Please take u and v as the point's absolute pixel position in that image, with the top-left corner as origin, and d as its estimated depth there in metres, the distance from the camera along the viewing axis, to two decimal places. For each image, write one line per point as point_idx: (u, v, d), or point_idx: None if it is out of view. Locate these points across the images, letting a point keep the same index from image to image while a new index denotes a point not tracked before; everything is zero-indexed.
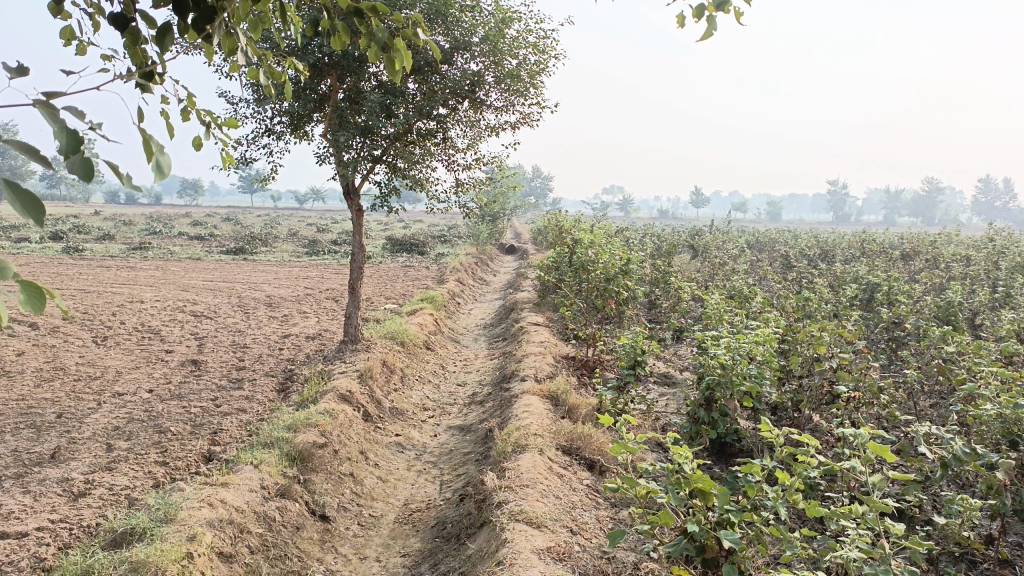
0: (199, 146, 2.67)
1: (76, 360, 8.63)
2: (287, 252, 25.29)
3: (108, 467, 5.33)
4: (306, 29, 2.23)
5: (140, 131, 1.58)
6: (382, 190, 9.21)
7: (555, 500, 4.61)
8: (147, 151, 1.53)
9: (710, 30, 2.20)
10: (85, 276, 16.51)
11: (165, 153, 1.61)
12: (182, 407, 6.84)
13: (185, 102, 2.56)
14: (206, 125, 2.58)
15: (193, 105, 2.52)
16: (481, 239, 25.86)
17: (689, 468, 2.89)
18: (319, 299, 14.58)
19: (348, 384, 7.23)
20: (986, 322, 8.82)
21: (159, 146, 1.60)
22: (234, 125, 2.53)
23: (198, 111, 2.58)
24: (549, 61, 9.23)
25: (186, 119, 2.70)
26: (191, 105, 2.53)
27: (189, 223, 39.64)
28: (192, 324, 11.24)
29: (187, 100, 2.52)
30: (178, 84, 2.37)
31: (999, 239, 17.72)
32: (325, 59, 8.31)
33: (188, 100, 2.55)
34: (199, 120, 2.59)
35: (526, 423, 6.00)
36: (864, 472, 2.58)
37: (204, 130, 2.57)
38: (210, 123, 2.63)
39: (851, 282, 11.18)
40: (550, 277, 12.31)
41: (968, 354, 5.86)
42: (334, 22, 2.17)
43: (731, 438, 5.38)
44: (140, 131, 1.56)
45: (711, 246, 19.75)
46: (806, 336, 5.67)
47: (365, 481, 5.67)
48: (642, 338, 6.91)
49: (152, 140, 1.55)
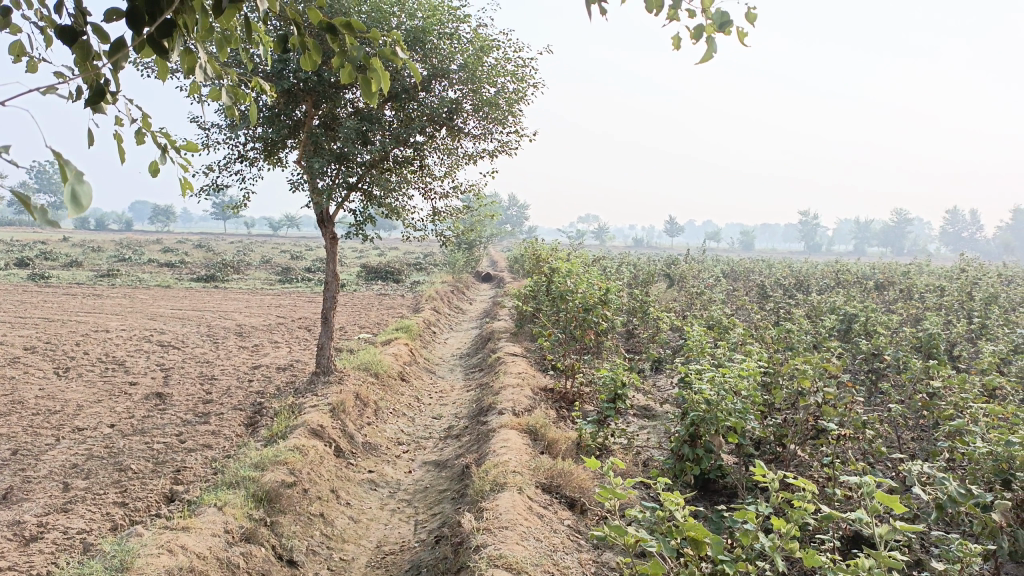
0: (155, 171, 2.51)
1: (35, 392, 8.30)
2: (259, 280, 24.92)
3: (63, 508, 5.05)
4: (274, 45, 2.08)
5: (56, 153, 1.37)
6: (357, 218, 9.05)
7: (536, 542, 4.41)
8: (61, 177, 1.31)
9: (711, 53, 2.06)
10: (48, 304, 16.06)
11: (85, 182, 1.39)
12: (145, 443, 6.55)
13: (139, 122, 2.40)
14: (162, 147, 2.42)
15: (148, 125, 2.36)
16: (457, 267, 25.71)
17: (681, 515, 2.73)
18: (291, 328, 14.29)
19: (319, 418, 6.99)
20: (965, 354, 8.81)
21: (76, 172, 1.38)
22: (194, 149, 2.38)
23: (153, 132, 2.42)
24: (528, 90, 9.17)
25: (141, 141, 2.54)
26: (146, 126, 2.38)
27: (158, 249, 39.08)
28: (159, 354, 10.92)
29: (142, 120, 2.36)
30: (132, 103, 2.20)
31: (970, 270, 17.92)
32: (300, 86, 8.17)
33: (143, 120, 2.39)
34: (155, 142, 2.44)
35: (504, 459, 5.80)
36: (870, 523, 2.42)
37: (160, 153, 2.41)
38: (166, 145, 2.47)
39: (830, 312, 11.16)
40: (527, 306, 12.17)
41: (954, 387, 5.79)
42: (304, 38, 2.03)
43: (716, 475, 5.24)
44: (53, 153, 1.34)
45: (686, 275, 19.77)
46: (790, 370, 5.55)
47: (336, 522, 5.42)
48: (622, 371, 6.76)
49: (66, 164, 1.33)
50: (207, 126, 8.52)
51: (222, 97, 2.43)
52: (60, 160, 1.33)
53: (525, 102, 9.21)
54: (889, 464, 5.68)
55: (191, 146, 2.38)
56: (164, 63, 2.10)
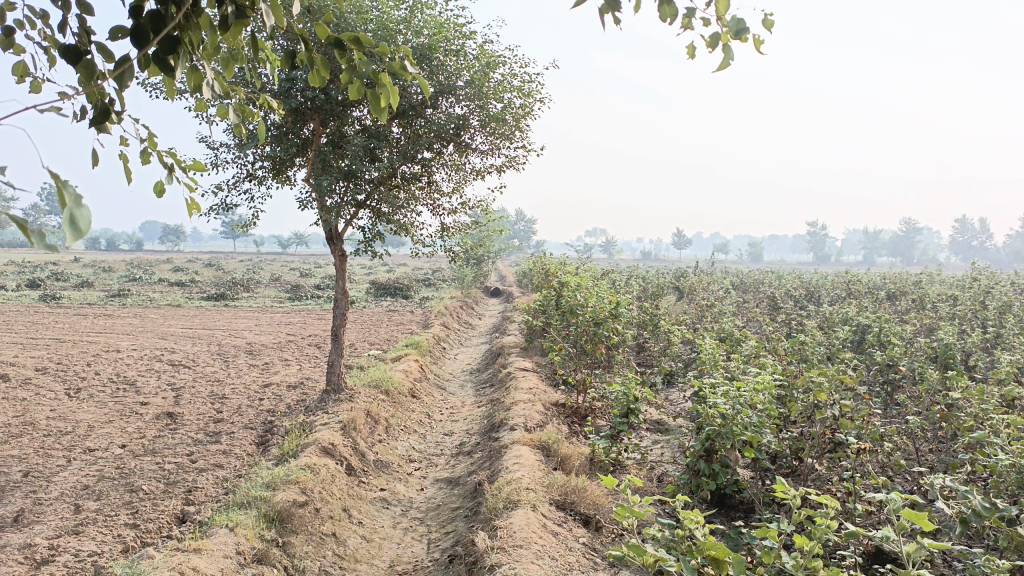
0: (161, 191, 2.49)
1: (47, 414, 8.29)
2: (269, 298, 24.97)
3: (74, 531, 5.02)
4: (281, 62, 2.05)
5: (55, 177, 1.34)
6: (366, 234, 9.05)
7: (552, 561, 4.35)
8: (59, 200, 1.28)
9: (728, 61, 2.04)
10: (59, 324, 16.10)
11: (84, 207, 1.36)
12: (156, 464, 6.52)
13: (145, 142, 2.39)
14: (168, 167, 2.40)
15: (153, 145, 2.35)
16: (466, 283, 25.69)
17: (701, 534, 2.67)
18: (301, 346, 14.28)
19: (330, 436, 6.95)
20: (981, 363, 8.71)
21: (76, 197, 1.34)
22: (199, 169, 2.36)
23: (159, 152, 2.40)
24: (535, 105, 9.18)
25: (147, 161, 2.52)
26: (151, 146, 2.36)
27: (167, 268, 39.25)
28: (169, 374, 10.91)
29: (147, 140, 2.34)
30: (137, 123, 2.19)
31: (982, 279, 17.80)
32: (308, 104, 8.20)
33: (149, 140, 2.38)
34: (160, 162, 2.41)
35: (517, 476, 5.74)
36: (897, 540, 2.37)
37: (166, 173, 2.40)
38: (172, 165, 2.45)
39: (842, 323, 11.08)
40: (537, 320, 12.13)
41: (972, 398, 5.71)
42: (311, 54, 2.01)
43: (731, 489, 5.17)
44: (53, 176, 1.31)
45: (696, 287, 19.70)
46: (805, 382, 5.48)
47: (349, 542, 5.37)
48: (634, 385, 6.69)
49: (65, 188, 1.29)
50: (216, 146, 8.56)
51: (228, 115, 2.42)
52: (60, 183, 1.30)
53: (533, 117, 9.21)
54: (908, 477, 5.59)
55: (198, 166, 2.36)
56: (170, 82, 2.09)
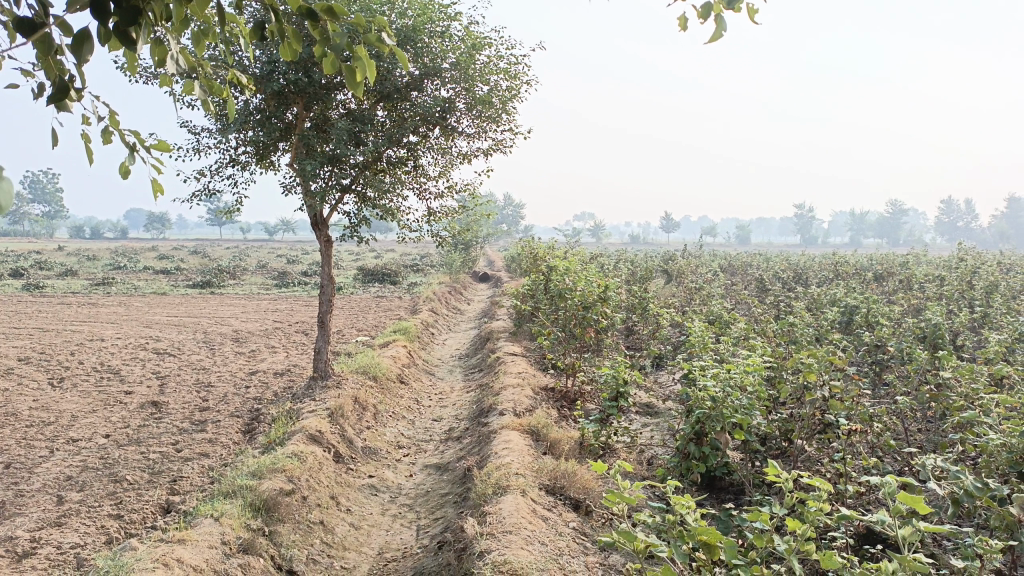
0: (124, 172, 2.39)
1: (29, 404, 8.17)
2: (256, 285, 24.79)
3: (57, 522, 4.93)
4: (249, 34, 1.95)
5: None
6: (351, 220, 8.95)
7: (541, 547, 4.31)
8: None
9: (721, 31, 1.97)
10: (42, 314, 15.91)
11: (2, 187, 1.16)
12: (141, 454, 6.44)
13: (107, 121, 2.28)
14: (131, 147, 2.30)
15: (115, 124, 2.24)
16: (454, 268, 25.52)
17: (693, 519, 2.61)
18: (288, 333, 14.16)
19: (317, 424, 6.88)
20: (968, 343, 8.71)
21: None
22: (164, 149, 2.27)
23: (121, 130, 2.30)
24: (521, 87, 9.08)
25: (109, 141, 2.41)
26: (113, 124, 2.25)
27: (152, 257, 38.93)
28: (154, 362, 10.79)
29: (108, 118, 2.24)
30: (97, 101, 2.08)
31: (968, 259, 17.87)
32: (290, 87, 8.05)
33: (110, 119, 2.27)
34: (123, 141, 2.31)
35: (506, 461, 5.70)
36: (893, 525, 2.32)
37: (128, 152, 2.29)
38: (135, 145, 2.34)
39: (830, 305, 11.07)
40: (525, 305, 12.07)
41: (962, 378, 5.70)
42: (283, 25, 1.92)
43: (722, 472, 5.15)
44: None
45: (684, 270, 19.69)
46: (795, 364, 5.44)
47: (337, 530, 5.31)
48: (624, 369, 6.65)
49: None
50: (197, 131, 8.42)
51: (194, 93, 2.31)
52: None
53: (519, 99, 9.11)
54: (898, 457, 5.58)
55: (162, 146, 2.27)
56: (133, 55, 2.00)
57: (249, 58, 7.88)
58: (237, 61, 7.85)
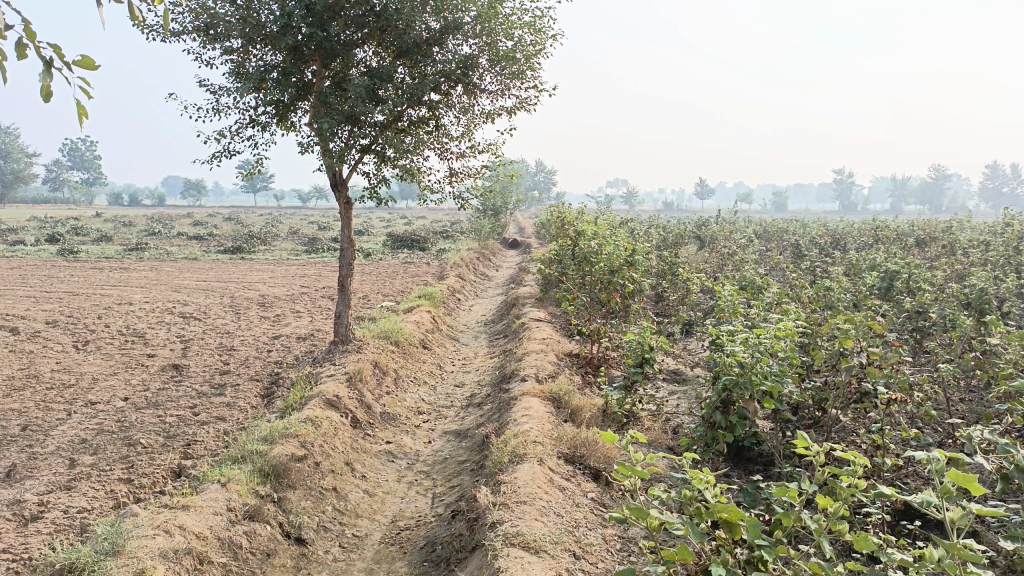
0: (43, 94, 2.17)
1: (52, 366, 8.17)
2: (286, 250, 24.85)
3: (67, 486, 4.85)
4: None
5: None
6: (371, 181, 8.74)
7: (557, 518, 4.11)
8: None
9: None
10: (74, 278, 16.03)
11: None
12: (158, 417, 6.36)
13: (23, 37, 2.07)
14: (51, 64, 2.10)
15: (30, 36, 2.05)
16: (483, 233, 25.05)
17: (712, 496, 2.35)
18: (314, 298, 14.09)
19: (335, 388, 6.74)
20: (1015, 310, 8.27)
21: None
22: (87, 63, 2.08)
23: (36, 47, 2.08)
24: (547, 41, 8.72)
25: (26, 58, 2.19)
26: (31, 38, 2.05)
27: (187, 223, 39.33)
28: (179, 326, 10.77)
29: (23, 28, 2.04)
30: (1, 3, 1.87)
31: (1016, 224, 17.15)
32: (307, 43, 7.81)
33: (26, 34, 2.06)
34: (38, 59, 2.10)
35: (525, 429, 5.51)
36: (939, 506, 2.03)
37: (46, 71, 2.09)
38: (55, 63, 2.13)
39: (870, 270, 10.60)
40: (551, 270, 11.79)
41: (1012, 344, 5.33)
42: None
43: (750, 442, 4.90)
44: None
45: (718, 236, 19.23)
46: (832, 328, 5.10)
47: (350, 496, 5.19)
48: (650, 334, 6.38)
49: None
50: (216, 90, 8.24)
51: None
52: None
53: (544, 55, 8.75)
54: (940, 429, 5.26)
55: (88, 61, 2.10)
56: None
57: (267, 12, 7.63)
58: (254, 15, 7.59)
